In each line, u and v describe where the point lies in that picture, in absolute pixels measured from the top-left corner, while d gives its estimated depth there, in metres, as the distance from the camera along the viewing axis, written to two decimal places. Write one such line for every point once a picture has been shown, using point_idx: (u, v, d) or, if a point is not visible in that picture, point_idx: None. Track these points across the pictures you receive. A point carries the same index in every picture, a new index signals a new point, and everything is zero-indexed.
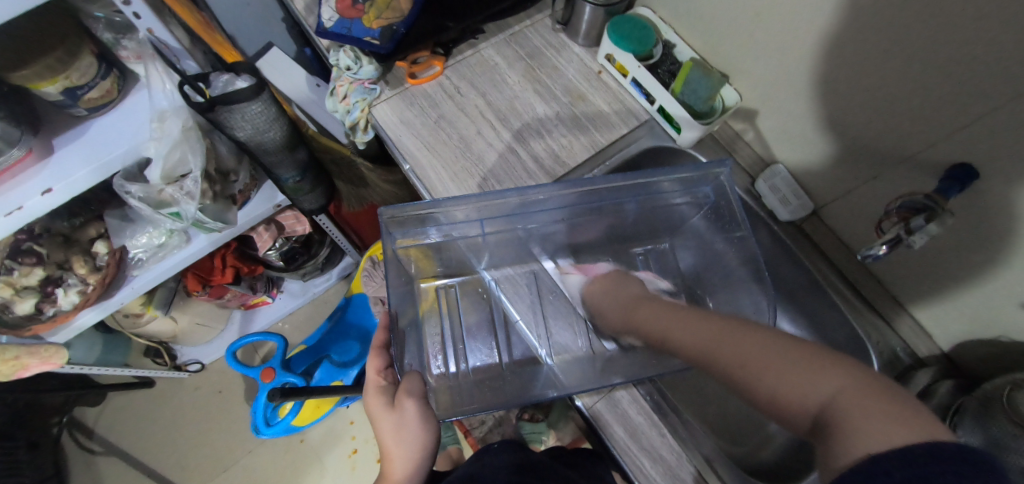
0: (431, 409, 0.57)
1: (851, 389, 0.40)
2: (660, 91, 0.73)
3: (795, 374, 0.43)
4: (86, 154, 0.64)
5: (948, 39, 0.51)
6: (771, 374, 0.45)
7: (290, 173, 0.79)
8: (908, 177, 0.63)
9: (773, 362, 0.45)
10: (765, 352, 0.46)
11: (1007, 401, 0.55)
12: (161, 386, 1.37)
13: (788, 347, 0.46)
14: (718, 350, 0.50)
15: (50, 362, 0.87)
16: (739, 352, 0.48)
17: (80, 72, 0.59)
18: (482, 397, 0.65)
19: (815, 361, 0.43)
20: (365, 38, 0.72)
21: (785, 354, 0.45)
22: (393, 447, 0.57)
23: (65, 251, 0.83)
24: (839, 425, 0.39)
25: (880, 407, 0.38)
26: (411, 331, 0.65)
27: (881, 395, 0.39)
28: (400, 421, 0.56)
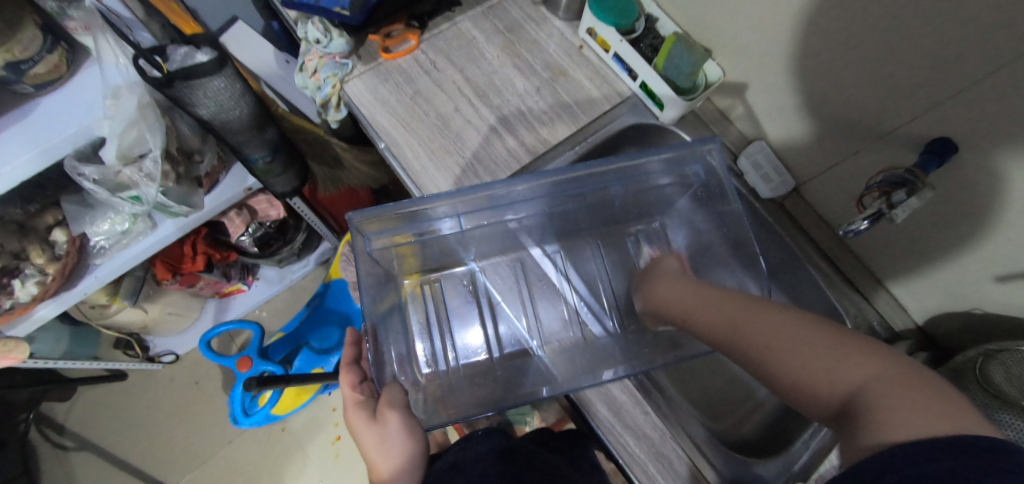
0: (415, 417, 0.56)
1: (882, 380, 0.41)
2: (642, 65, 0.72)
3: (822, 363, 0.44)
4: (32, 135, 0.60)
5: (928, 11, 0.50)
6: (795, 361, 0.46)
7: (260, 153, 0.76)
8: (888, 152, 0.62)
9: (802, 345, 0.46)
10: (790, 335, 0.48)
11: (980, 372, 0.56)
12: (134, 378, 1.33)
13: (813, 331, 0.47)
14: (741, 333, 0.51)
15: (11, 356, 0.84)
16: (766, 336, 0.49)
17: (23, 45, 0.55)
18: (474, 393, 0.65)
19: (846, 348, 0.44)
20: (334, 8, 0.67)
21: (811, 339, 0.46)
22: (379, 461, 0.55)
23: (20, 239, 0.79)
24: (869, 414, 0.40)
25: (912, 400, 0.39)
26: (388, 331, 0.63)
27: (909, 385, 0.40)
28: (381, 434, 0.54)
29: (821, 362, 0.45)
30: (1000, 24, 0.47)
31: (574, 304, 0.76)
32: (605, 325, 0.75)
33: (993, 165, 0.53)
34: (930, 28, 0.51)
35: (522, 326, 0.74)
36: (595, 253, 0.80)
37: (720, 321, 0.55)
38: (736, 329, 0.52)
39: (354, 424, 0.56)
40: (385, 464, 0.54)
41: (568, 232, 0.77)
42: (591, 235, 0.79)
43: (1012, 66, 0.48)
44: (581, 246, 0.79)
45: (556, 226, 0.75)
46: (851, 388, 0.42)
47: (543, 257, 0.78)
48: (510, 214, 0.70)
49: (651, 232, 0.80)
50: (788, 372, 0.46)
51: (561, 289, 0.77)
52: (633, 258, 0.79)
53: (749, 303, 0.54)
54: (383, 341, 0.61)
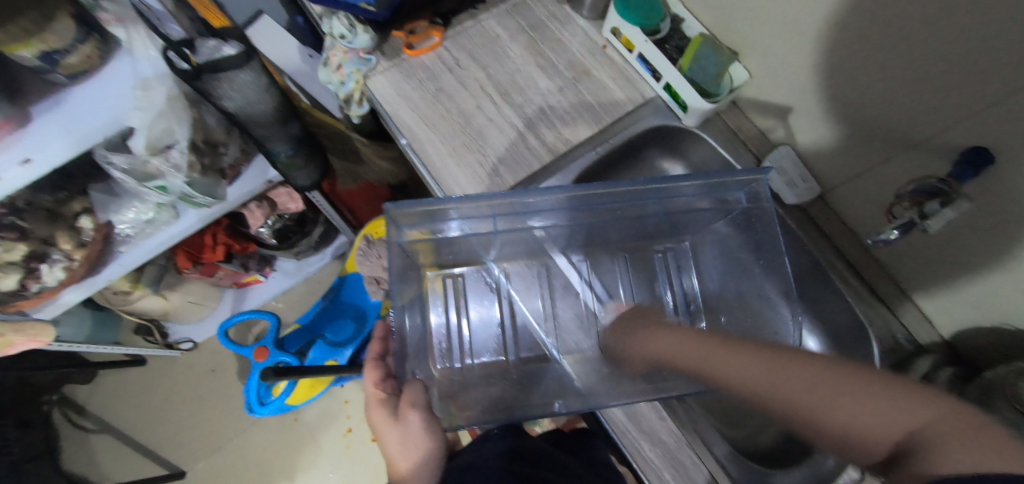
0: (435, 420, 0.56)
1: (941, 421, 0.39)
2: (666, 66, 0.71)
3: (872, 406, 0.42)
4: (63, 124, 0.61)
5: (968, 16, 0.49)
6: (839, 407, 0.43)
7: (283, 147, 0.77)
8: (918, 160, 0.61)
9: (843, 389, 0.44)
10: (820, 379, 0.45)
11: (1009, 391, 0.55)
12: (154, 364, 1.36)
13: (843, 374, 0.45)
14: (769, 386, 0.48)
15: (37, 339, 0.87)
16: (798, 387, 0.46)
17: (58, 37, 0.56)
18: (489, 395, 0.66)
19: (887, 393, 0.42)
20: (359, 4, 0.67)
21: (846, 381, 0.44)
22: (398, 458, 0.55)
23: (50, 227, 0.81)
24: (935, 450, 0.37)
25: (976, 438, 0.36)
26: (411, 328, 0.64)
27: (969, 425, 0.37)
28: (400, 433, 0.55)
29: (869, 407, 0.42)
30: None
31: (591, 306, 0.76)
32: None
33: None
34: (966, 34, 0.49)
35: (538, 325, 0.74)
36: (622, 267, 0.78)
37: (738, 375, 0.50)
38: (762, 382, 0.48)
39: (375, 423, 0.57)
40: (402, 464, 0.54)
41: (594, 243, 0.77)
42: (619, 248, 0.78)
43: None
44: (608, 258, 0.78)
45: (582, 234, 0.74)
46: (908, 430, 0.40)
47: (567, 265, 0.77)
48: (536, 221, 0.70)
49: (680, 252, 0.79)
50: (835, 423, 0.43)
51: (582, 298, 0.76)
52: (658, 272, 0.78)
53: (761, 354, 0.51)
54: (406, 336, 0.62)
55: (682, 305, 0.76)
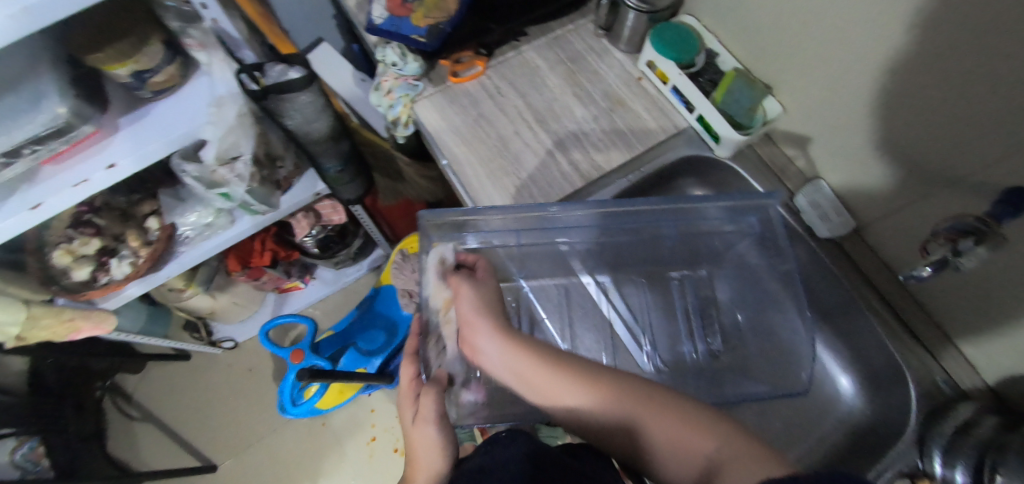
0: (450, 429, 0.58)
1: (733, 446, 0.47)
2: (700, 99, 0.73)
3: (687, 431, 0.49)
4: (145, 135, 0.69)
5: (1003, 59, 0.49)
6: (662, 426, 0.50)
7: (333, 163, 0.83)
8: (956, 199, 0.60)
9: (664, 415, 0.51)
10: (648, 403, 0.52)
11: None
12: (197, 360, 1.44)
13: (664, 397, 0.52)
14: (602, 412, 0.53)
15: (101, 327, 0.92)
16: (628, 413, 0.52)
17: (149, 58, 0.64)
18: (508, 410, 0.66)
19: (698, 419, 0.50)
20: (412, 36, 0.75)
21: (665, 405, 0.51)
22: (418, 457, 0.58)
23: (122, 225, 0.90)
24: (726, 471, 0.45)
25: (755, 458, 0.45)
26: None
27: (756, 449, 0.47)
28: (422, 438, 0.57)
29: (670, 432, 0.50)
30: None
31: (617, 331, 0.76)
32: (655, 364, 0.75)
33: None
34: (995, 76, 0.49)
35: (562, 347, 0.74)
36: (641, 289, 0.78)
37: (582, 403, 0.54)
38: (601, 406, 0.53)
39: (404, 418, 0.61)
40: (419, 468, 0.57)
41: (620, 263, 0.77)
42: (639, 273, 0.78)
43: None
44: (626, 280, 0.78)
45: (610, 255, 0.76)
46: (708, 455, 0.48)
47: (590, 284, 0.78)
48: (562, 237, 0.72)
49: (697, 280, 0.78)
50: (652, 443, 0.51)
51: (607, 318, 0.77)
52: (677, 302, 0.78)
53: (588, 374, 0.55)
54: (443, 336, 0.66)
55: (698, 330, 0.76)
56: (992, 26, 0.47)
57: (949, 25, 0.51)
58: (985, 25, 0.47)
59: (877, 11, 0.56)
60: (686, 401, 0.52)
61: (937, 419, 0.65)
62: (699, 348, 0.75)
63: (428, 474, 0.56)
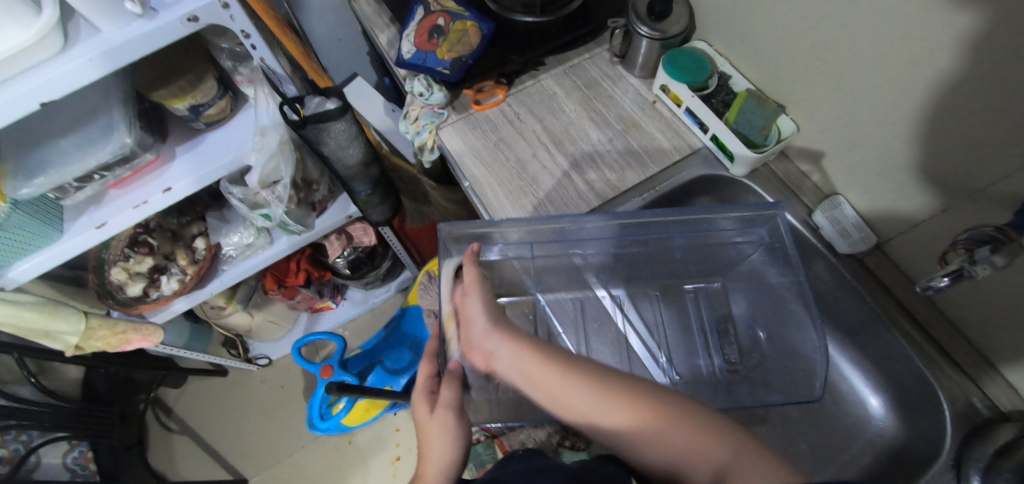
0: (464, 423, 0.61)
1: (746, 454, 0.46)
2: (714, 120, 0.75)
3: (695, 439, 0.48)
4: (197, 161, 0.77)
5: (1011, 70, 0.51)
6: (668, 435, 0.49)
7: (363, 187, 0.89)
8: (979, 211, 0.60)
9: (671, 421, 0.49)
10: (656, 407, 0.50)
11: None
12: (233, 375, 1.50)
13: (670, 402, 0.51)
14: (603, 417, 0.51)
15: (148, 339, 0.97)
16: (632, 419, 0.50)
17: (204, 93, 0.73)
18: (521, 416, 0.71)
19: (704, 426, 0.49)
20: (437, 68, 0.80)
21: (671, 411, 0.50)
22: (431, 450, 0.60)
23: (172, 244, 0.99)
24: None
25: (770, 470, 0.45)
26: None
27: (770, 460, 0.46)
28: (438, 428, 0.60)
29: (679, 440, 0.49)
30: None
31: (632, 344, 0.78)
32: (670, 376, 0.76)
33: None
34: (1014, 86, 0.51)
35: None
36: (656, 303, 0.81)
37: (588, 408, 0.51)
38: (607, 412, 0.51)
39: (417, 415, 0.63)
40: (431, 459, 0.59)
41: (635, 277, 0.80)
42: (652, 287, 0.81)
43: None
44: (643, 294, 0.81)
45: (624, 267, 0.78)
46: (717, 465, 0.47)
47: (604, 296, 0.80)
48: (578, 250, 0.74)
49: (711, 292, 0.81)
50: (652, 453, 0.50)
51: (623, 335, 0.78)
52: (693, 317, 0.80)
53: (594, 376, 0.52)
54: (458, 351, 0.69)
55: (714, 346, 0.78)
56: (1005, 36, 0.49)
57: (968, 39, 0.53)
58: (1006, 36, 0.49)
59: (891, 30, 0.58)
60: (693, 408, 0.50)
61: (977, 440, 0.63)
62: (714, 362, 0.77)
63: (439, 464, 0.58)
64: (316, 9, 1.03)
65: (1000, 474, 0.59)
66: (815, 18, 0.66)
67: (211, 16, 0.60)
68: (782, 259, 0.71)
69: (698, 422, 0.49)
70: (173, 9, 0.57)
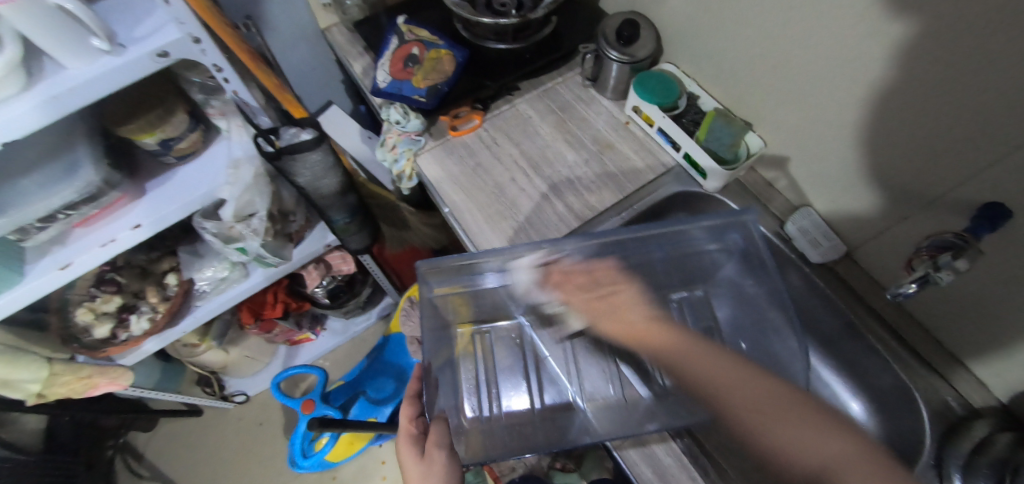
0: (456, 463, 0.62)
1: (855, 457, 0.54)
2: (684, 138, 0.77)
3: (812, 433, 0.58)
4: (170, 195, 0.75)
5: (957, 83, 0.54)
6: (774, 425, 0.59)
7: (340, 215, 0.88)
8: (938, 217, 0.63)
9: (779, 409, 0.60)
10: (767, 396, 0.61)
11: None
12: (208, 415, 1.45)
13: (793, 401, 0.61)
14: (729, 391, 0.64)
15: (117, 382, 0.92)
16: (755, 405, 0.61)
17: (174, 127, 0.71)
18: (516, 444, 0.66)
19: (821, 426, 0.58)
20: (413, 96, 0.81)
21: (797, 410, 0.60)
22: None
23: (141, 281, 0.96)
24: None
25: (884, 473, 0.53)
26: (445, 374, 0.68)
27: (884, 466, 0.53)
28: (427, 470, 0.62)
29: (803, 431, 0.58)
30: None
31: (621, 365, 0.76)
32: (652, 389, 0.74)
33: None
34: (962, 97, 0.54)
35: (567, 384, 0.75)
36: None
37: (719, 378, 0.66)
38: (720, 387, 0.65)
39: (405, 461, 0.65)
40: None
41: None
42: None
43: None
44: None
45: None
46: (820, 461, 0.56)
47: None
48: (559, 270, 0.74)
49: (694, 300, 0.82)
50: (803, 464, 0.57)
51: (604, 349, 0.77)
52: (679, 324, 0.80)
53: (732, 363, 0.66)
54: (440, 384, 0.67)
55: None
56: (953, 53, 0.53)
57: (920, 54, 0.56)
58: (953, 50, 0.53)
59: (846, 48, 0.62)
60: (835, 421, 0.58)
61: (953, 439, 0.65)
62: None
63: None
64: (289, 40, 1.04)
65: (978, 470, 0.60)
66: (776, 40, 0.69)
67: (182, 51, 0.60)
68: (760, 270, 0.72)
69: (814, 420, 0.58)
70: (141, 46, 0.57)
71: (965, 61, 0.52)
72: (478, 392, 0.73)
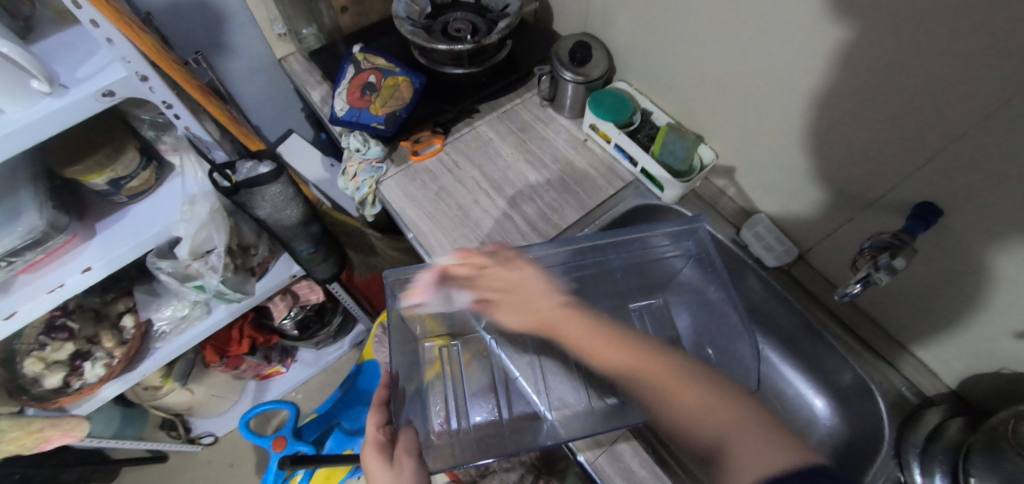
0: (423, 472, 0.58)
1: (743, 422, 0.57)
2: (640, 154, 0.80)
3: (712, 407, 0.59)
4: (122, 236, 0.73)
5: (885, 92, 0.57)
6: (677, 408, 0.60)
7: (305, 245, 0.87)
8: (880, 218, 0.66)
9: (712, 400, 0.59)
10: (683, 377, 0.63)
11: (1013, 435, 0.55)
12: (175, 460, 1.38)
13: (701, 374, 0.63)
14: (625, 368, 0.66)
15: (71, 434, 0.87)
16: (663, 386, 0.63)
17: (125, 165, 0.70)
18: (488, 451, 0.64)
19: (722, 401, 0.59)
20: (371, 124, 0.81)
21: (701, 381, 0.62)
22: None
23: (95, 325, 0.91)
24: (731, 456, 0.54)
25: (763, 439, 0.55)
26: (414, 391, 0.67)
27: (762, 434, 0.55)
28: (395, 476, 0.57)
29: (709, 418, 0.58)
30: (946, 99, 0.53)
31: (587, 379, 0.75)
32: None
33: (983, 221, 0.56)
34: (893, 104, 0.57)
35: (538, 398, 0.73)
36: None
37: (606, 356, 0.67)
38: (642, 377, 0.64)
39: (369, 469, 0.58)
40: None
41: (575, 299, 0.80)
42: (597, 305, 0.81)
43: (974, 131, 0.53)
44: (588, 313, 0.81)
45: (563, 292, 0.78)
46: (716, 438, 0.57)
47: None
48: (523, 281, 0.74)
49: (654, 308, 0.84)
50: (672, 420, 0.60)
51: None
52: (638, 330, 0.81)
53: (631, 346, 0.68)
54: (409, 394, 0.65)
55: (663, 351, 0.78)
56: (880, 64, 0.56)
57: (850, 67, 0.59)
58: (879, 63, 0.56)
59: (785, 62, 0.65)
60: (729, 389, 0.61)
61: (910, 428, 0.68)
62: None
63: None
64: (244, 72, 1.02)
65: (934, 457, 0.64)
66: (720, 56, 0.72)
67: (129, 90, 0.59)
68: (710, 270, 0.75)
69: (726, 397, 0.59)
70: (86, 86, 0.55)
71: (891, 72, 0.56)
72: (445, 409, 0.71)
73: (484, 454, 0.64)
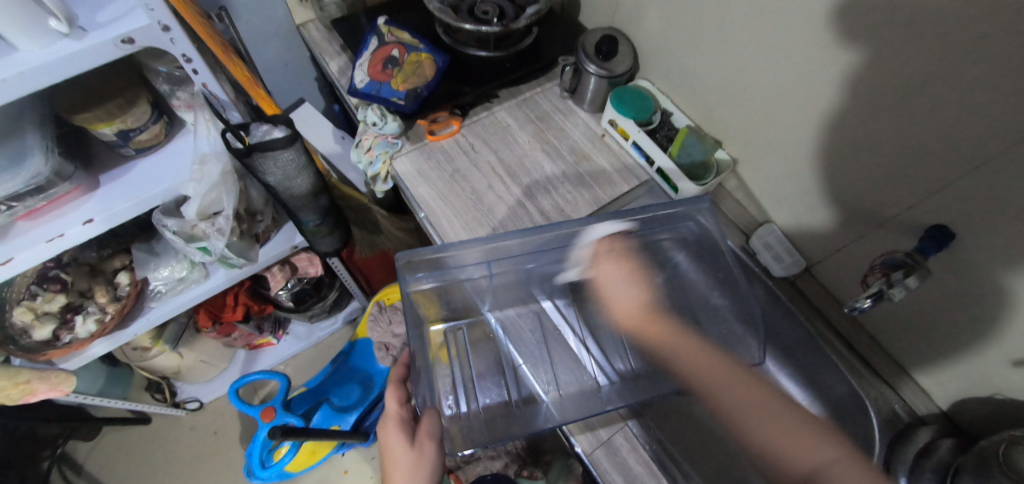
0: (443, 455, 0.59)
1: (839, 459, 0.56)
2: (659, 153, 0.79)
3: (779, 424, 0.61)
4: (125, 190, 0.71)
5: (909, 111, 0.57)
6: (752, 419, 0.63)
7: (312, 216, 0.86)
8: (890, 236, 0.66)
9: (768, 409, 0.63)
10: (749, 391, 0.65)
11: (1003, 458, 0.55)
12: (158, 423, 1.36)
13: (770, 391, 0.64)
14: (714, 376, 0.67)
15: (58, 389, 0.87)
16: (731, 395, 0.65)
17: (135, 117, 0.68)
18: (494, 433, 0.65)
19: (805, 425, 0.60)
20: (392, 99, 0.80)
21: (771, 398, 0.63)
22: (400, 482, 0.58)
23: (90, 280, 0.90)
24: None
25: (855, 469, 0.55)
26: (426, 371, 0.65)
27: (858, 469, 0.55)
28: (416, 456, 0.58)
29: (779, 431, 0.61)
30: (970, 121, 0.52)
31: (583, 362, 0.75)
32: (611, 377, 0.73)
33: (998, 247, 0.55)
34: (916, 123, 0.57)
35: (540, 383, 0.73)
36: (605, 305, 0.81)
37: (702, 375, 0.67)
38: (712, 379, 0.66)
39: (390, 445, 0.60)
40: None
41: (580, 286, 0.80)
42: None
43: (996, 160, 0.52)
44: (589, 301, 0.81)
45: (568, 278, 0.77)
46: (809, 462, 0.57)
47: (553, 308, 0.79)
48: (532, 262, 0.74)
49: None
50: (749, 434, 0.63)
51: (577, 354, 0.76)
52: None
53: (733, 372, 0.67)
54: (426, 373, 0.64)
55: None
56: (907, 81, 0.55)
57: (876, 82, 0.58)
58: (908, 82, 0.55)
59: (811, 72, 0.64)
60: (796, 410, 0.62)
61: (900, 446, 0.68)
62: None
63: None
64: (260, 34, 1.00)
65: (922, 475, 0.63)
66: (746, 61, 0.71)
67: (149, 39, 0.57)
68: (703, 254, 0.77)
69: (789, 420, 0.61)
70: (106, 30, 0.53)
71: (917, 90, 0.55)
72: (452, 390, 0.71)
73: (496, 436, 0.64)
